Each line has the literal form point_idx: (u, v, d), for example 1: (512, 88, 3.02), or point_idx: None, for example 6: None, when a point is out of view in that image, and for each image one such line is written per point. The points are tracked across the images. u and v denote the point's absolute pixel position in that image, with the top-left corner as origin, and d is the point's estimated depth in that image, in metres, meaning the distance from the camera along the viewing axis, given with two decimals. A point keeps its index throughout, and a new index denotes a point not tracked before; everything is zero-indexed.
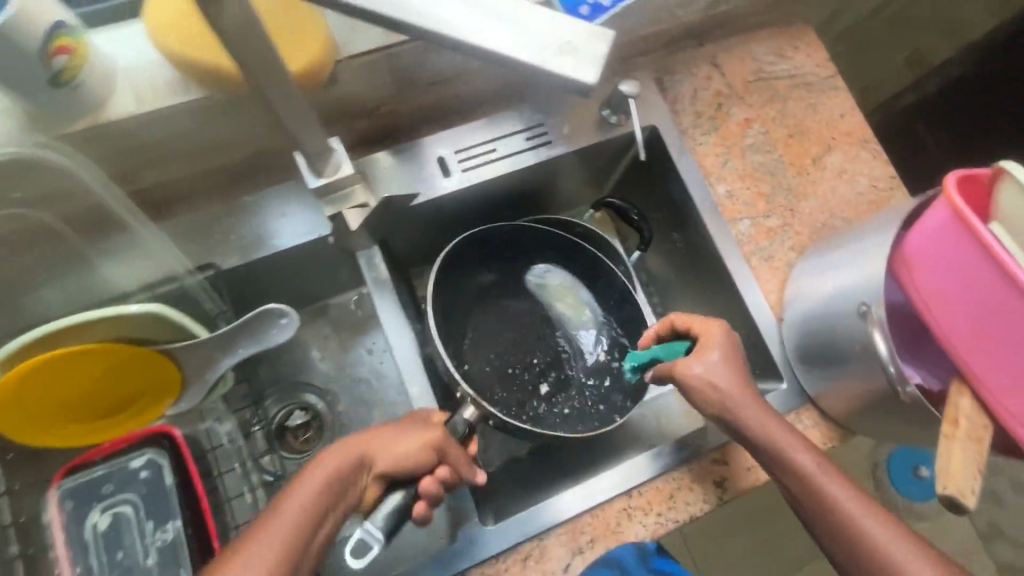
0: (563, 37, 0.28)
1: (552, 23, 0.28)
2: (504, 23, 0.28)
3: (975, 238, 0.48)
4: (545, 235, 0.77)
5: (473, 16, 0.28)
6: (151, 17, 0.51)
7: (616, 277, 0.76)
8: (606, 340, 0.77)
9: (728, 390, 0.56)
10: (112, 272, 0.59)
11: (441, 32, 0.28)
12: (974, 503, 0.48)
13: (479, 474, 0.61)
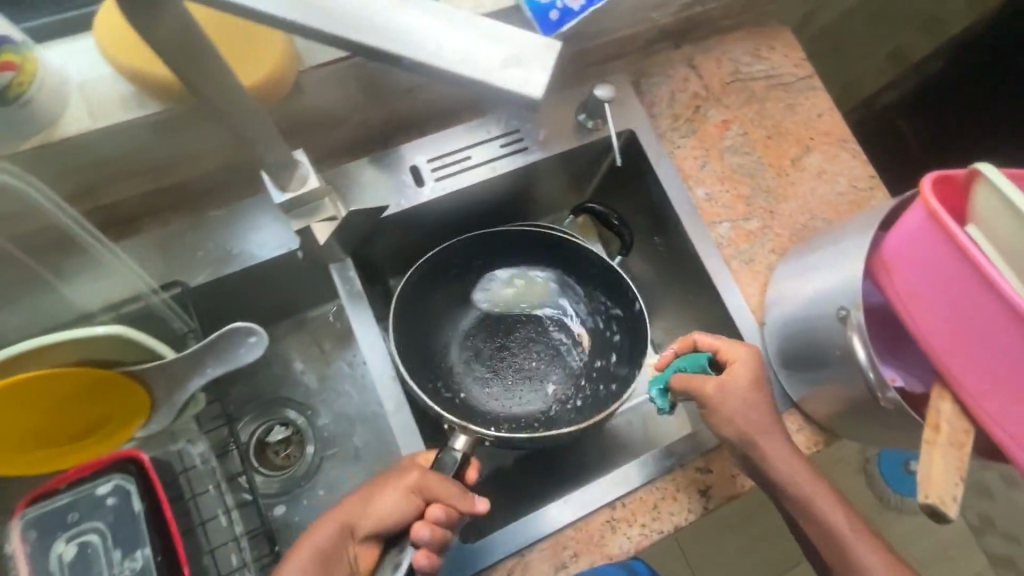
0: (510, 49, 0.27)
1: (499, 34, 0.27)
2: (472, 36, 0.27)
3: (951, 240, 0.47)
4: (510, 237, 0.74)
5: (441, 30, 0.27)
6: (105, 30, 0.50)
7: (591, 253, 0.73)
8: (600, 316, 0.75)
9: (752, 412, 0.58)
10: (74, 292, 0.57)
11: (383, 49, 0.27)
12: (955, 511, 0.47)
13: (477, 503, 0.55)
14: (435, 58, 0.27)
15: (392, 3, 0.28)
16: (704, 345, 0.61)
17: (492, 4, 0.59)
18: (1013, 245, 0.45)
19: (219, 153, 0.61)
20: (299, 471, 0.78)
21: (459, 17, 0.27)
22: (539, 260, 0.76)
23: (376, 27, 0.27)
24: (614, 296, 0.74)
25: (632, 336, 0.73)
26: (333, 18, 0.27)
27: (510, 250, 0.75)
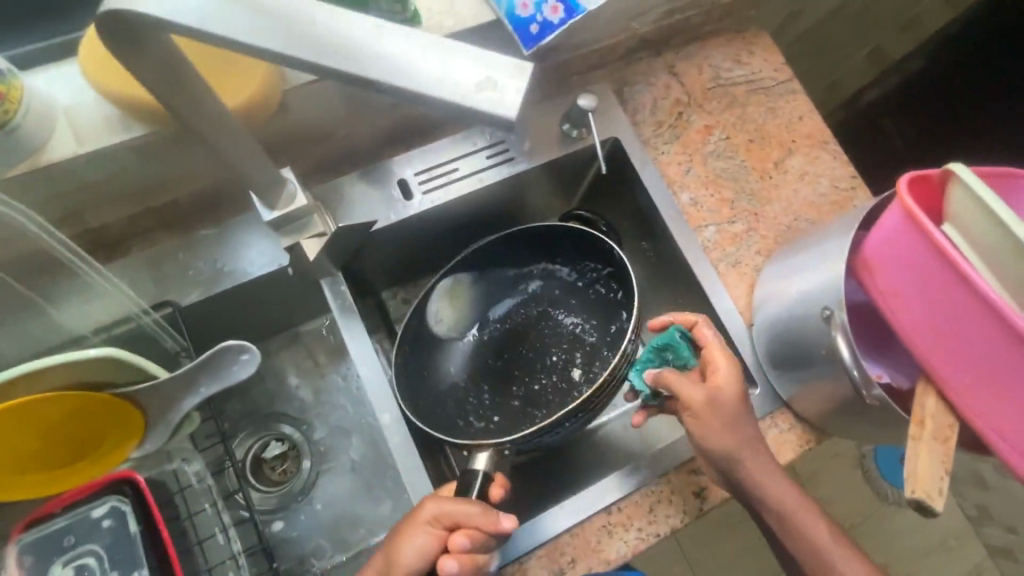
0: (484, 68, 0.27)
1: (473, 54, 0.28)
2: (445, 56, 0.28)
3: (927, 239, 0.48)
4: (489, 250, 0.72)
5: (415, 52, 0.28)
6: (90, 56, 0.50)
7: (553, 226, 0.71)
8: (595, 283, 0.73)
9: (732, 421, 0.56)
10: (63, 315, 0.57)
11: (360, 75, 0.28)
12: (942, 504, 0.48)
13: (501, 521, 0.53)
14: (409, 81, 0.27)
15: (369, 29, 0.28)
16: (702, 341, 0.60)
17: (473, 19, 0.60)
18: (987, 243, 0.46)
19: (207, 173, 0.62)
20: (295, 486, 0.78)
21: (433, 41, 0.28)
22: (527, 256, 0.74)
23: (354, 54, 0.28)
24: (601, 259, 0.71)
25: (627, 286, 0.70)
26: (312, 48, 0.28)
27: (512, 256, 0.74)
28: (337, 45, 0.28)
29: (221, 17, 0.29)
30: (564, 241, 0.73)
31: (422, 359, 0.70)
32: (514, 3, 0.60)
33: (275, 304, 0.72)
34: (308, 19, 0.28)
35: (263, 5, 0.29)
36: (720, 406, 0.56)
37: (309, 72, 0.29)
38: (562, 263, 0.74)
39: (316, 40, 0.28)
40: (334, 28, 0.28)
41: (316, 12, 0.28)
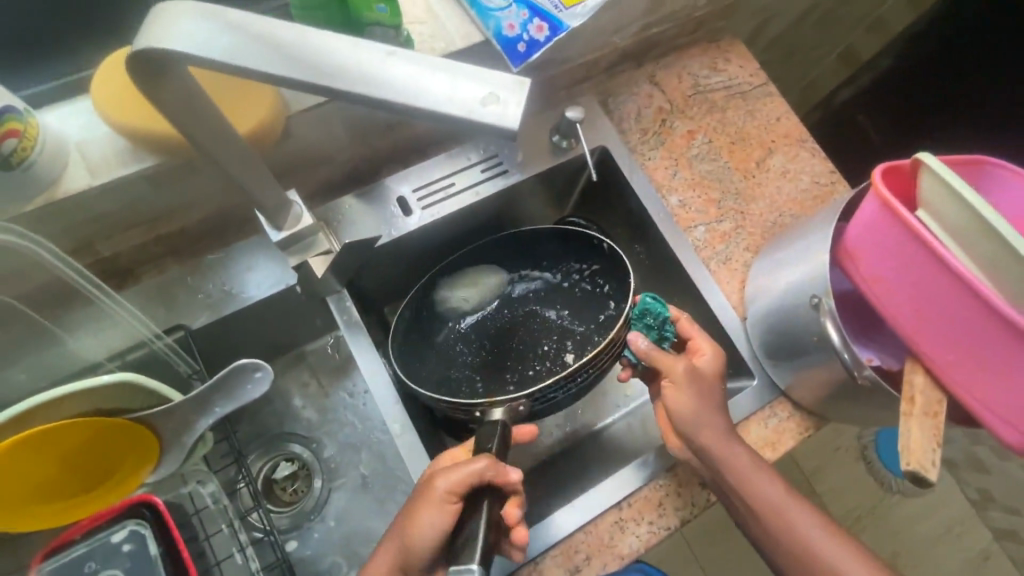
0: (487, 86, 0.30)
1: (477, 75, 0.30)
2: (451, 77, 0.30)
3: (903, 225, 0.51)
4: (479, 251, 0.76)
5: (423, 74, 0.30)
6: (101, 93, 0.53)
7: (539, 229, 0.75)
8: (578, 278, 0.75)
9: (709, 394, 0.60)
10: (81, 343, 0.59)
11: (373, 96, 0.30)
12: (936, 475, 0.50)
13: (512, 473, 0.54)
14: (418, 100, 0.30)
15: (379, 55, 0.31)
16: (682, 328, 0.64)
17: (463, 41, 0.63)
18: (958, 226, 0.49)
19: (212, 200, 0.64)
20: (308, 505, 0.79)
21: (441, 63, 0.30)
22: (508, 260, 0.77)
23: (365, 78, 0.30)
24: (591, 253, 0.74)
25: (618, 277, 0.71)
26: (328, 74, 0.30)
27: (498, 260, 0.76)
28: (352, 71, 0.30)
29: (240, 50, 0.31)
30: (549, 243, 0.76)
31: (411, 349, 0.71)
32: (501, 24, 0.63)
33: (281, 324, 0.74)
34: (324, 48, 0.31)
35: (282, 40, 0.31)
36: (697, 378, 0.60)
37: (326, 96, 0.31)
38: (546, 267, 0.77)
39: (331, 67, 0.31)
40: (348, 56, 0.31)
41: (331, 43, 0.31)
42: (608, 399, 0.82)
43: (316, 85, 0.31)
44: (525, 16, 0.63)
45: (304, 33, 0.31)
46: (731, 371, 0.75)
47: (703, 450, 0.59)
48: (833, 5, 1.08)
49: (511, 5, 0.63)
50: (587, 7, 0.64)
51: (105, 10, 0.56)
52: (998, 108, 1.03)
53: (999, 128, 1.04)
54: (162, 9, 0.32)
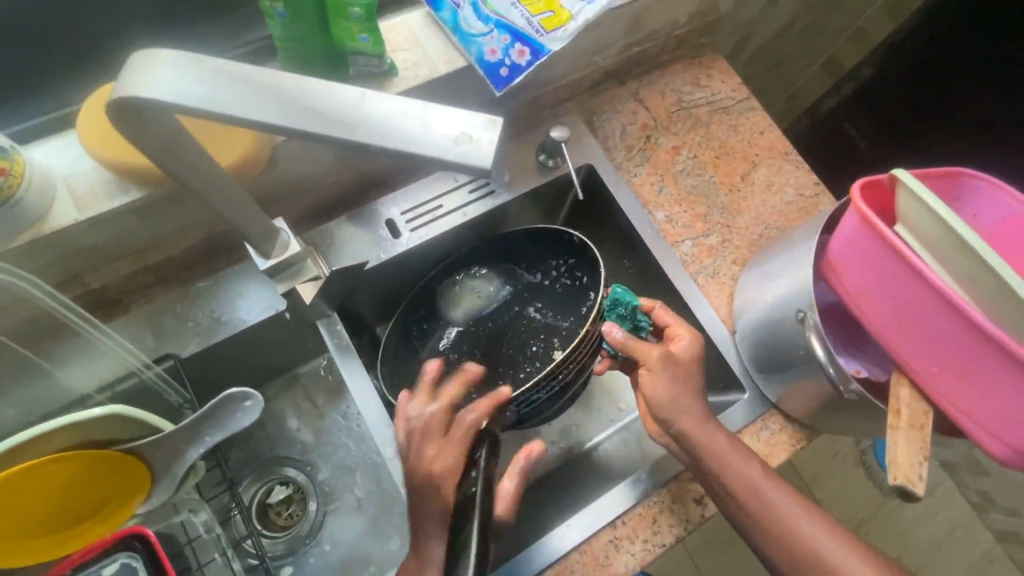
0: (459, 127, 0.30)
1: (449, 116, 0.31)
2: (424, 118, 0.31)
3: (882, 239, 0.52)
4: (459, 261, 0.75)
5: (397, 117, 0.31)
6: (85, 130, 0.53)
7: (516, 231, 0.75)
8: (556, 274, 0.75)
9: (686, 379, 0.60)
10: (68, 376, 0.59)
11: (350, 138, 0.31)
12: (924, 489, 0.50)
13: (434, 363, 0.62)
14: (393, 142, 0.30)
15: (355, 98, 0.32)
16: (656, 316, 0.64)
17: (447, 66, 0.64)
18: (936, 241, 0.50)
19: (201, 228, 0.64)
20: (303, 529, 0.79)
21: (416, 105, 0.31)
22: (486, 261, 0.76)
23: (342, 122, 0.31)
24: (564, 250, 0.74)
25: (591, 270, 0.72)
26: (307, 119, 0.31)
27: (477, 263, 0.75)
28: (329, 115, 0.31)
29: (217, 95, 0.32)
30: (530, 247, 0.76)
31: (399, 378, 0.70)
32: (483, 49, 0.64)
33: (272, 348, 0.74)
34: (302, 93, 0.32)
35: (260, 84, 0.32)
36: (674, 363, 0.60)
37: (304, 138, 0.32)
38: (525, 268, 0.76)
39: (308, 111, 0.31)
40: (325, 100, 0.32)
41: (310, 87, 0.32)
42: (601, 413, 0.82)
43: (293, 128, 0.31)
44: (507, 41, 0.64)
45: (282, 78, 0.32)
46: (722, 384, 0.75)
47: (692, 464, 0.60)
48: (813, 18, 1.10)
49: (492, 30, 0.64)
50: (569, 30, 0.65)
51: (92, 47, 0.57)
52: (976, 113, 1.06)
53: (976, 132, 1.07)
54: (141, 56, 0.32)
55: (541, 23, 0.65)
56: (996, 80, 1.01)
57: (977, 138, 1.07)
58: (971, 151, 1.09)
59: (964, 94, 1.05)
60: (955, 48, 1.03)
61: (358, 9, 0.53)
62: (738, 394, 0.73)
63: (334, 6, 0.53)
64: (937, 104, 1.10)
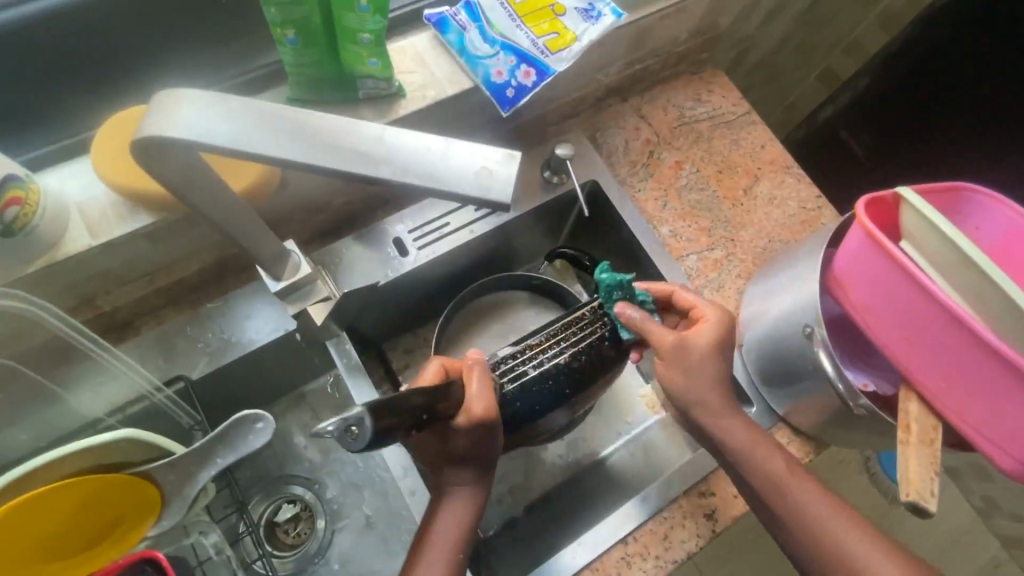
0: (479, 164, 0.33)
1: (469, 154, 0.34)
2: (444, 157, 0.34)
3: (888, 255, 0.53)
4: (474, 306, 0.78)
5: (420, 155, 0.34)
6: (98, 157, 0.54)
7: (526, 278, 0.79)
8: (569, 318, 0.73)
9: (698, 368, 0.59)
10: (79, 400, 0.59)
11: (376, 175, 0.33)
12: (935, 505, 0.51)
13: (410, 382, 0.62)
14: (419, 179, 0.33)
15: (377, 137, 0.34)
16: (678, 296, 0.64)
17: (453, 87, 0.65)
18: (941, 257, 0.51)
19: (210, 250, 0.65)
20: (312, 547, 0.78)
21: (438, 142, 0.34)
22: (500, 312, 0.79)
23: (370, 161, 0.33)
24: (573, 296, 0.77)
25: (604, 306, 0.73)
26: (334, 158, 0.33)
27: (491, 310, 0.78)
28: (356, 153, 0.33)
29: (241, 134, 0.32)
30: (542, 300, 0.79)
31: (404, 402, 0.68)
32: (489, 71, 0.65)
33: (280, 367, 0.75)
34: (327, 132, 0.34)
35: (284, 125, 0.33)
36: (687, 351, 0.59)
37: (332, 174, 0.33)
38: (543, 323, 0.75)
39: (334, 149, 0.33)
40: (350, 140, 0.34)
41: (334, 127, 0.34)
42: (609, 427, 0.82)
43: (321, 166, 0.33)
44: (513, 62, 0.66)
45: (307, 117, 0.34)
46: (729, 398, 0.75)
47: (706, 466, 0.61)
48: (809, 31, 1.11)
49: (498, 52, 0.65)
50: (573, 52, 0.66)
51: (103, 74, 0.58)
52: (978, 121, 1.05)
53: (979, 139, 1.06)
54: (163, 96, 0.33)
55: (546, 44, 0.66)
56: (998, 87, 1.00)
57: (982, 144, 1.06)
58: (978, 158, 1.08)
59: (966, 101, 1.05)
60: (953, 50, 1.03)
61: (367, 35, 0.54)
62: (745, 408, 0.73)
63: (343, 32, 0.54)
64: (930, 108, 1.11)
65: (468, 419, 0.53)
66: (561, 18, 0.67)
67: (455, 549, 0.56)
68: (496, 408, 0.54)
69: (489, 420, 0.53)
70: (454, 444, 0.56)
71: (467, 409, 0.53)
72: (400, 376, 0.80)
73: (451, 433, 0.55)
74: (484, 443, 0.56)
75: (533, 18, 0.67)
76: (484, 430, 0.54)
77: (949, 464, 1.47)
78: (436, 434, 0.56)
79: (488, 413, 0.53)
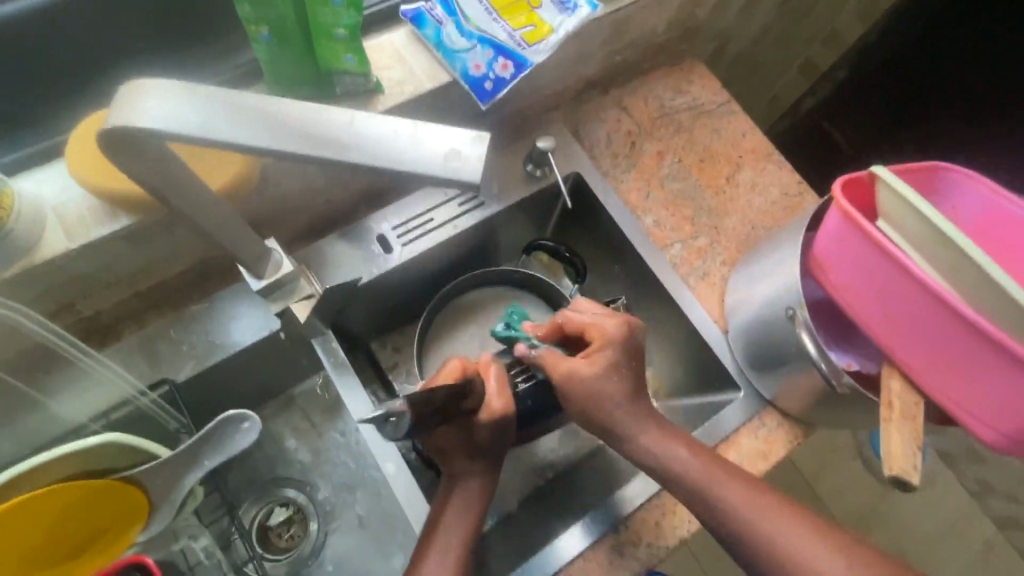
0: (449, 145, 0.34)
1: (438, 135, 0.34)
2: (411, 139, 0.34)
3: (865, 235, 0.53)
4: (456, 306, 0.79)
5: (389, 139, 0.34)
6: (73, 159, 0.53)
7: (508, 273, 0.79)
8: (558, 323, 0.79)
9: (597, 393, 0.60)
10: (62, 408, 0.58)
11: (350, 161, 0.33)
12: (918, 477, 0.52)
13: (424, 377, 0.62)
14: (392, 163, 0.33)
15: (345, 123, 0.34)
16: (565, 323, 0.63)
17: (431, 81, 0.65)
18: (917, 235, 0.51)
19: (192, 252, 0.64)
20: (305, 549, 0.78)
21: (408, 126, 0.34)
22: (480, 308, 0.80)
23: (341, 146, 0.33)
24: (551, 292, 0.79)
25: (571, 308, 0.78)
26: (305, 144, 0.33)
27: (468, 307, 0.79)
28: (326, 140, 0.33)
29: (207, 122, 0.32)
30: (517, 292, 0.81)
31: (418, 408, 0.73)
32: (467, 64, 0.65)
33: (269, 368, 0.74)
34: (296, 119, 0.34)
35: (251, 113, 0.33)
36: (578, 380, 0.60)
37: (302, 160, 0.33)
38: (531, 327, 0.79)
39: (303, 136, 0.33)
40: (319, 126, 0.34)
41: (301, 114, 0.34)
42: None
43: (291, 153, 0.33)
44: (490, 55, 0.66)
45: (274, 105, 0.34)
46: (718, 384, 0.75)
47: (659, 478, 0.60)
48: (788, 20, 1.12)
49: (475, 46, 0.65)
50: (549, 43, 0.66)
51: (73, 76, 0.57)
52: (974, 115, 1.05)
53: (973, 128, 1.07)
54: (127, 88, 0.33)
55: (524, 36, 0.66)
56: (991, 85, 1.01)
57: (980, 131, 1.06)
58: (977, 147, 1.07)
59: (956, 88, 1.06)
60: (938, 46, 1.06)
61: (342, 30, 0.54)
62: (734, 393, 0.73)
63: (318, 28, 0.54)
64: (916, 105, 1.13)
65: (490, 415, 0.56)
66: (537, 10, 0.67)
67: (446, 545, 0.56)
68: (514, 403, 0.58)
69: (509, 414, 0.57)
70: (475, 439, 0.58)
71: (488, 405, 0.57)
72: (390, 376, 0.80)
73: (471, 429, 0.57)
74: (502, 437, 0.58)
75: (510, 11, 0.67)
76: (502, 426, 0.57)
77: (941, 448, 1.49)
78: (453, 432, 0.58)
79: (507, 409, 0.57)
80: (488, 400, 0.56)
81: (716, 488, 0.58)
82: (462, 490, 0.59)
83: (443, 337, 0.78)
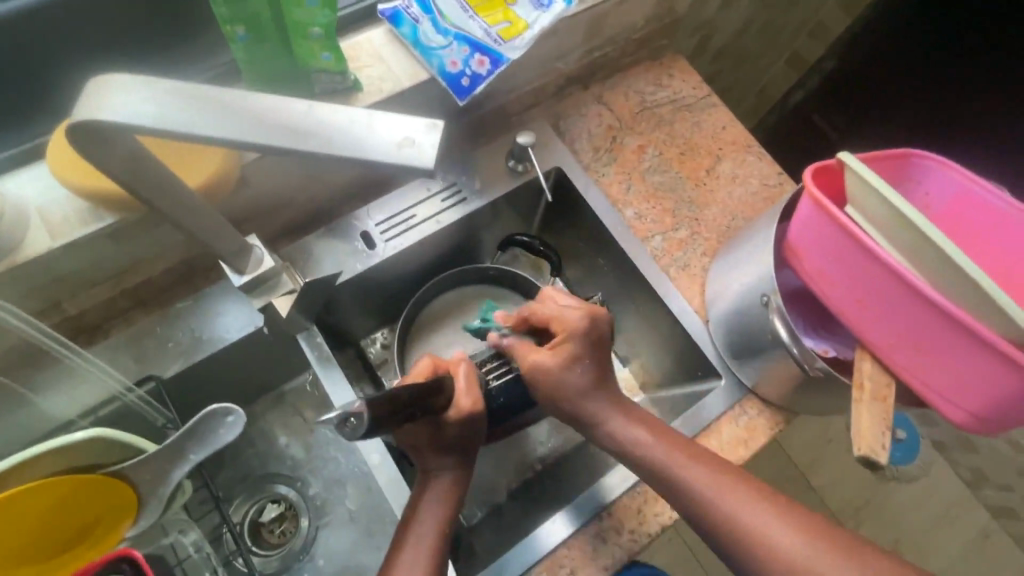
0: (403, 133, 0.35)
1: (394, 123, 0.35)
2: (368, 128, 0.35)
3: (833, 221, 0.54)
4: (434, 304, 0.80)
5: (345, 128, 0.35)
6: (56, 159, 0.54)
7: (485, 269, 0.80)
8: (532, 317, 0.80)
9: (559, 384, 0.63)
10: (53, 405, 0.59)
11: (310, 151, 0.34)
12: (887, 457, 0.53)
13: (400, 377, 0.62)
14: (350, 151, 0.34)
15: (304, 114, 0.35)
16: (530, 315, 0.65)
17: (410, 79, 0.66)
18: (883, 220, 0.52)
19: (176, 250, 0.65)
20: (296, 545, 0.79)
21: (365, 115, 0.35)
22: (463, 304, 0.81)
23: (301, 136, 0.34)
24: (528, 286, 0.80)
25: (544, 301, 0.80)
26: (266, 134, 0.34)
27: (448, 303, 0.81)
28: (287, 130, 0.34)
29: (171, 115, 0.33)
30: (493, 288, 0.82)
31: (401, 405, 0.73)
32: (444, 61, 0.66)
33: (257, 364, 0.76)
34: (256, 111, 0.34)
35: (213, 106, 0.34)
36: (543, 372, 0.63)
37: (264, 151, 0.34)
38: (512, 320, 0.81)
39: (265, 127, 0.34)
40: (280, 117, 0.35)
41: (262, 105, 0.35)
42: None
43: (254, 143, 0.34)
44: (467, 52, 0.67)
45: (236, 98, 0.35)
46: (700, 373, 0.76)
47: (624, 460, 0.62)
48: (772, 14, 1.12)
49: (451, 43, 0.66)
50: (526, 39, 0.67)
51: (55, 78, 0.58)
52: (945, 110, 1.09)
53: (944, 122, 1.11)
54: (95, 85, 0.34)
55: (499, 33, 0.67)
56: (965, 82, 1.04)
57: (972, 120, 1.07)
58: (948, 139, 1.12)
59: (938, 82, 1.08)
60: (920, 42, 1.06)
61: (317, 29, 0.55)
62: (716, 382, 0.74)
63: (294, 28, 0.55)
64: (894, 97, 1.15)
65: (459, 414, 0.56)
66: (513, 7, 0.69)
67: (429, 535, 0.57)
68: (483, 402, 0.58)
69: (477, 412, 0.57)
70: (450, 435, 0.58)
71: (456, 403, 0.57)
72: (380, 372, 0.81)
73: (443, 427, 0.57)
74: (474, 435, 0.59)
75: (485, 8, 0.69)
76: (473, 423, 0.57)
77: (935, 438, 1.49)
78: (427, 429, 0.57)
79: (476, 406, 0.57)
80: (457, 402, 0.56)
81: (684, 471, 0.58)
82: (439, 479, 0.60)
83: (425, 332, 0.79)
